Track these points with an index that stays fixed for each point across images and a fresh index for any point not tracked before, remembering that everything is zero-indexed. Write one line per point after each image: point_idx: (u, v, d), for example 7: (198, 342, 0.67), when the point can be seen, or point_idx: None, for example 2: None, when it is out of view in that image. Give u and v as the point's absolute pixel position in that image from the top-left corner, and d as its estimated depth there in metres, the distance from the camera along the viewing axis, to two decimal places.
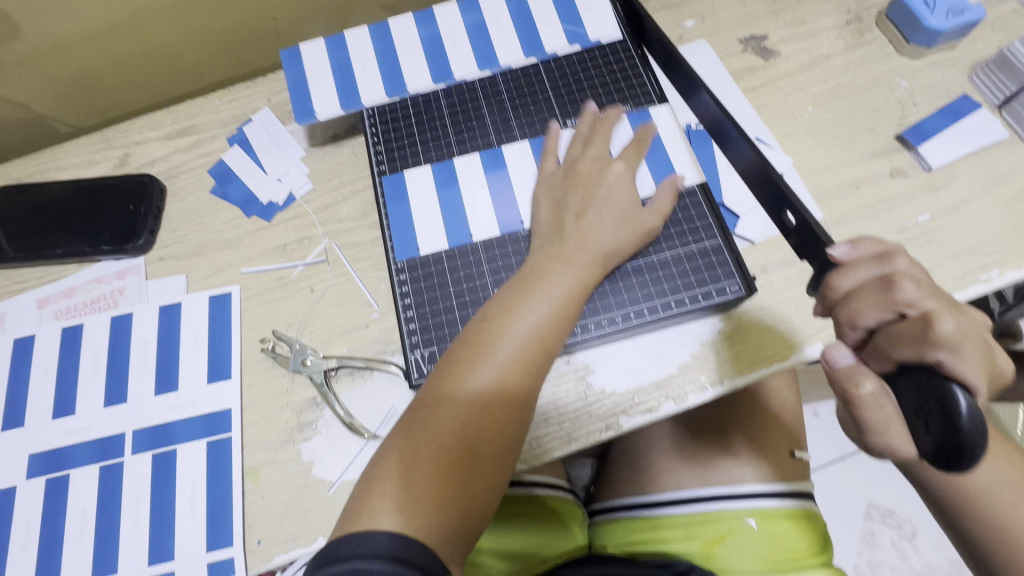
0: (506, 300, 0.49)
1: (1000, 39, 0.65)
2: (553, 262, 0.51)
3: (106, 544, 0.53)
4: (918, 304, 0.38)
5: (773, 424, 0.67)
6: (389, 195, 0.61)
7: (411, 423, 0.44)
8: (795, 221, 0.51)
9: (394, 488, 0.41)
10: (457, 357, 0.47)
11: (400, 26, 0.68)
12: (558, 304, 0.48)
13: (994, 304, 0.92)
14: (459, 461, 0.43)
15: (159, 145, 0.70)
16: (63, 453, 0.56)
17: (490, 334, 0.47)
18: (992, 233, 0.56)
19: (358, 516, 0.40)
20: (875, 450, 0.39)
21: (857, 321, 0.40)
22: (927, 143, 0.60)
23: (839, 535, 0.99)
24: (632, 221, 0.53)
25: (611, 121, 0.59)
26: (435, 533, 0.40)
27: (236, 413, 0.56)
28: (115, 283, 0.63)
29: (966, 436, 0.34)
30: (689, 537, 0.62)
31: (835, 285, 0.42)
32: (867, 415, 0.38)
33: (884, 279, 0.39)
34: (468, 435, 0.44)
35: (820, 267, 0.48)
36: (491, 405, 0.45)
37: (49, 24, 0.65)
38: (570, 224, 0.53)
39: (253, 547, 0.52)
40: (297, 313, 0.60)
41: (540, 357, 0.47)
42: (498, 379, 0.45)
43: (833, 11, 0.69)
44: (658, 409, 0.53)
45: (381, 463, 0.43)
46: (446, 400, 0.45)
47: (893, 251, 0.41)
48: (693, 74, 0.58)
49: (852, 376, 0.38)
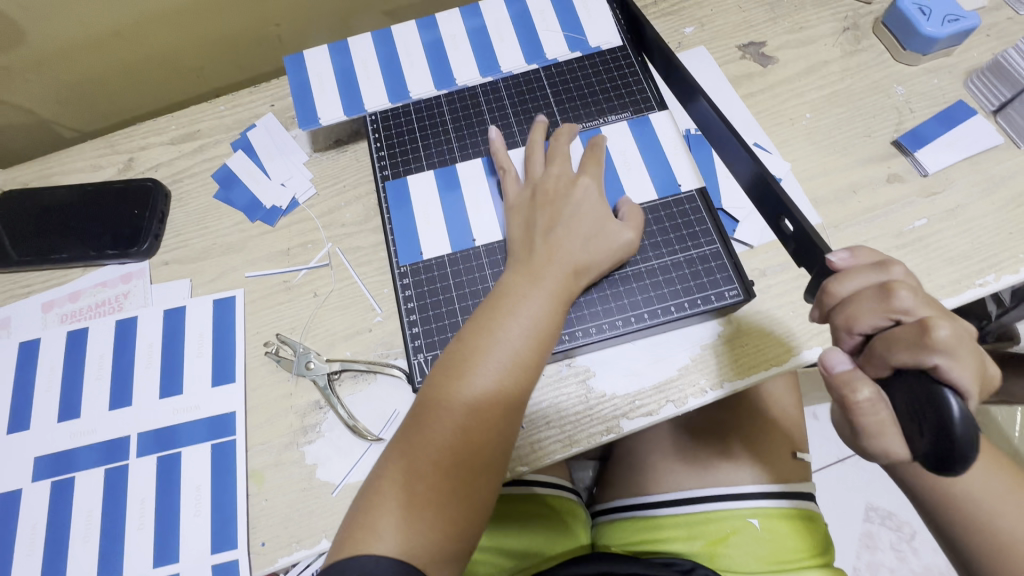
0: (479, 322, 0.49)
1: (995, 45, 0.66)
2: (523, 281, 0.51)
3: (111, 546, 0.53)
4: (913, 311, 0.39)
5: (775, 426, 0.67)
6: (392, 200, 0.62)
7: (394, 450, 0.45)
8: (794, 228, 0.50)
9: (379, 516, 0.42)
10: (434, 382, 0.47)
11: (403, 33, 0.68)
12: (531, 323, 0.48)
13: (991, 307, 0.93)
14: (441, 485, 0.43)
15: (164, 150, 0.71)
16: (69, 455, 0.56)
17: (466, 355, 0.47)
18: (988, 238, 0.57)
19: (348, 542, 0.42)
20: (872, 453, 0.39)
21: (854, 327, 0.41)
22: (924, 148, 0.61)
23: (838, 537, 1.00)
24: (602, 235, 0.53)
25: (567, 134, 0.60)
26: (424, 553, 0.41)
27: (240, 416, 0.57)
28: (120, 287, 0.63)
29: (959, 441, 0.34)
30: (692, 537, 0.62)
31: (832, 291, 0.43)
32: (864, 419, 0.38)
33: (880, 286, 0.40)
34: (448, 459, 0.44)
35: (816, 274, 0.49)
36: (469, 428, 0.45)
37: (55, 31, 0.66)
38: (539, 241, 0.53)
39: (258, 549, 0.52)
40: (301, 316, 0.60)
41: (519, 373, 0.47)
42: (474, 401, 0.46)
43: (830, 18, 0.70)
44: (658, 412, 0.53)
45: (368, 490, 0.44)
46: (424, 426, 0.45)
47: (889, 260, 0.43)
48: (693, 82, 0.57)
49: (848, 381, 0.39)
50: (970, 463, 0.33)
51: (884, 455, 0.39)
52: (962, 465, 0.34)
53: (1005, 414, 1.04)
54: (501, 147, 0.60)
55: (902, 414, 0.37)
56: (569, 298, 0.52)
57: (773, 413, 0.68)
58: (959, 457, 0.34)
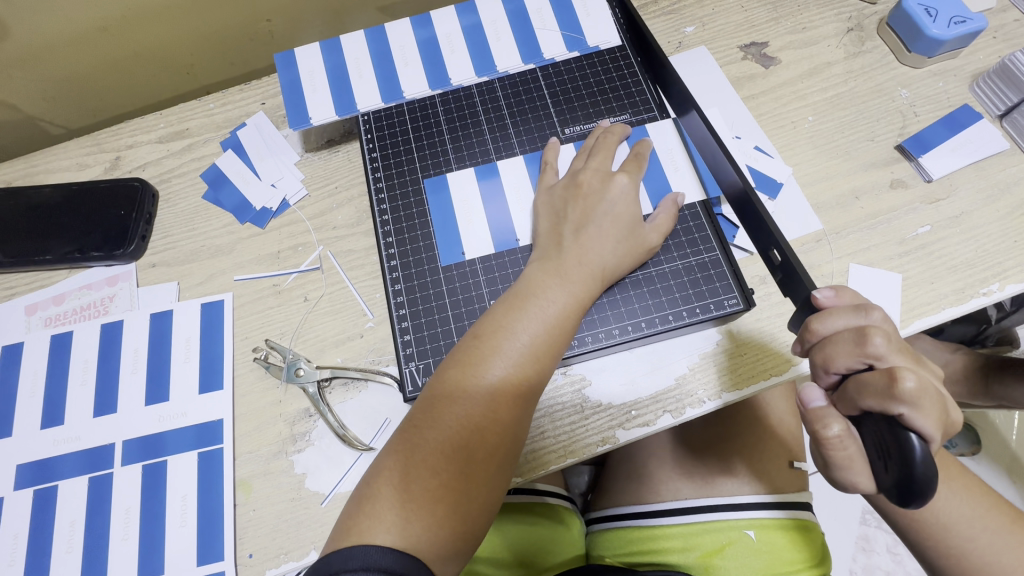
0: (498, 318, 0.48)
1: (1002, 48, 0.65)
2: (550, 277, 0.50)
3: (95, 557, 0.52)
4: (887, 357, 0.39)
5: (772, 435, 0.66)
6: (431, 187, 0.60)
7: (403, 441, 0.44)
8: (782, 257, 0.49)
9: (385, 507, 0.41)
10: (448, 375, 0.46)
11: (397, 30, 0.67)
12: (548, 325, 0.48)
13: (991, 311, 0.93)
14: (449, 481, 0.42)
15: (152, 149, 0.69)
16: (51, 463, 0.55)
17: (483, 351, 0.46)
18: (992, 245, 0.56)
19: (349, 533, 0.40)
20: (841, 484, 0.41)
21: (830, 366, 0.41)
22: (928, 153, 0.60)
23: (835, 542, 0.99)
24: (632, 237, 0.52)
25: (616, 135, 0.58)
26: (426, 552, 0.40)
27: (228, 423, 0.55)
28: (106, 290, 0.62)
29: (918, 479, 0.34)
30: (688, 548, 0.62)
31: (815, 329, 0.42)
32: (835, 454, 0.39)
33: (857, 329, 0.40)
34: (460, 455, 0.43)
35: (802, 305, 0.48)
36: (483, 424, 0.44)
37: (38, 26, 0.64)
38: (568, 237, 0.52)
39: (245, 560, 0.51)
40: (291, 321, 0.59)
41: (534, 376, 0.47)
42: (489, 399, 0.45)
43: (834, 18, 0.68)
44: (655, 422, 0.52)
45: (373, 481, 0.43)
46: (436, 420, 0.44)
47: (869, 304, 0.42)
48: (686, 91, 0.56)
49: (820, 418, 0.39)
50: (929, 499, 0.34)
51: (852, 487, 0.40)
52: (920, 503, 0.35)
53: (1004, 419, 1.03)
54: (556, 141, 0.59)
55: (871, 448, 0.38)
56: (591, 300, 0.51)
57: (773, 421, 0.67)
58: (920, 492, 0.34)
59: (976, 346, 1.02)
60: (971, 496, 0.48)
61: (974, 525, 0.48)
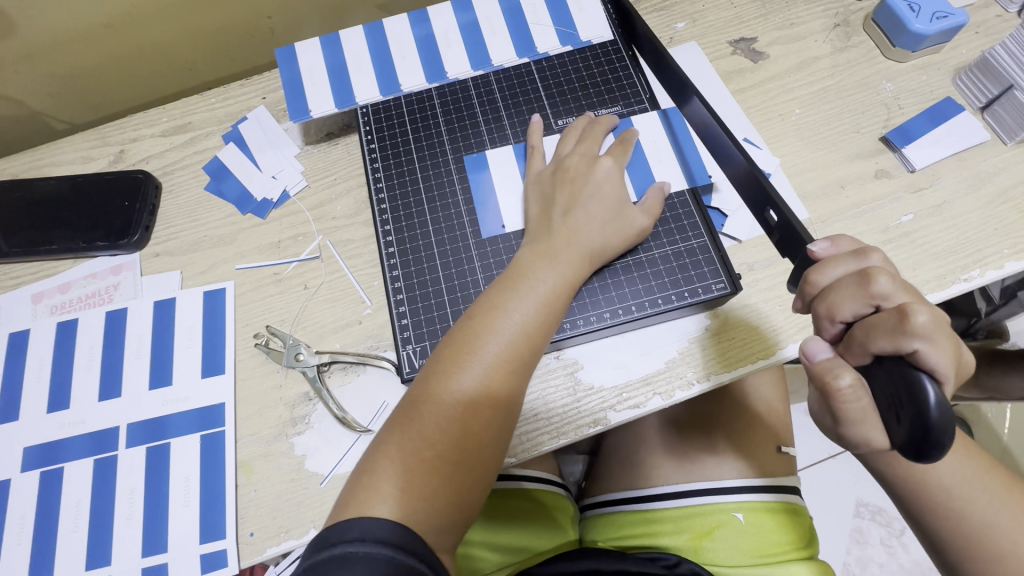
0: (491, 298, 0.50)
1: (984, 43, 0.67)
2: (541, 259, 0.51)
3: (101, 537, 0.53)
4: (892, 296, 0.39)
5: (760, 419, 0.68)
6: (471, 165, 0.62)
7: (401, 416, 0.46)
8: (778, 218, 0.51)
9: (383, 479, 0.42)
10: (443, 354, 0.48)
11: (395, 26, 0.68)
12: (541, 304, 0.49)
13: (980, 303, 0.94)
14: (445, 454, 0.44)
15: (154, 142, 0.70)
16: (58, 446, 0.56)
17: (477, 331, 0.48)
18: (973, 233, 0.58)
19: (348, 506, 0.42)
20: (853, 441, 0.40)
21: (836, 316, 0.41)
22: (912, 144, 0.61)
23: (826, 532, 1.01)
24: (620, 219, 0.54)
25: (603, 125, 0.60)
26: (424, 523, 0.42)
27: (229, 406, 0.57)
28: (110, 279, 0.64)
29: (934, 428, 0.34)
30: (679, 531, 0.63)
31: (814, 280, 0.43)
32: (848, 406, 0.39)
33: (860, 271, 0.40)
34: (454, 431, 0.44)
35: (799, 263, 0.49)
36: (478, 400, 0.46)
37: (45, 22, 0.66)
38: (558, 219, 0.54)
39: (246, 539, 0.53)
40: (291, 309, 0.61)
41: (527, 354, 0.48)
42: (484, 377, 0.46)
43: (821, 14, 0.70)
44: (645, 404, 0.54)
45: (372, 455, 0.44)
46: (433, 396, 0.46)
47: (868, 247, 0.42)
48: (685, 79, 0.56)
49: (830, 369, 0.39)
50: (945, 449, 0.34)
51: (866, 442, 0.40)
52: (939, 450, 0.34)
53: (995, 411, 1.04)
54: (537, 127, 0.61)
55: (880, 402, 0.38)
56: (581, 281, 0.53)
57: (761, 406, 0.69)
58: (935, 445, 0.34)
59: (967, 338, 1.04)
60: (984, 473, 0.50)
61: (976, 487, 0.49)
